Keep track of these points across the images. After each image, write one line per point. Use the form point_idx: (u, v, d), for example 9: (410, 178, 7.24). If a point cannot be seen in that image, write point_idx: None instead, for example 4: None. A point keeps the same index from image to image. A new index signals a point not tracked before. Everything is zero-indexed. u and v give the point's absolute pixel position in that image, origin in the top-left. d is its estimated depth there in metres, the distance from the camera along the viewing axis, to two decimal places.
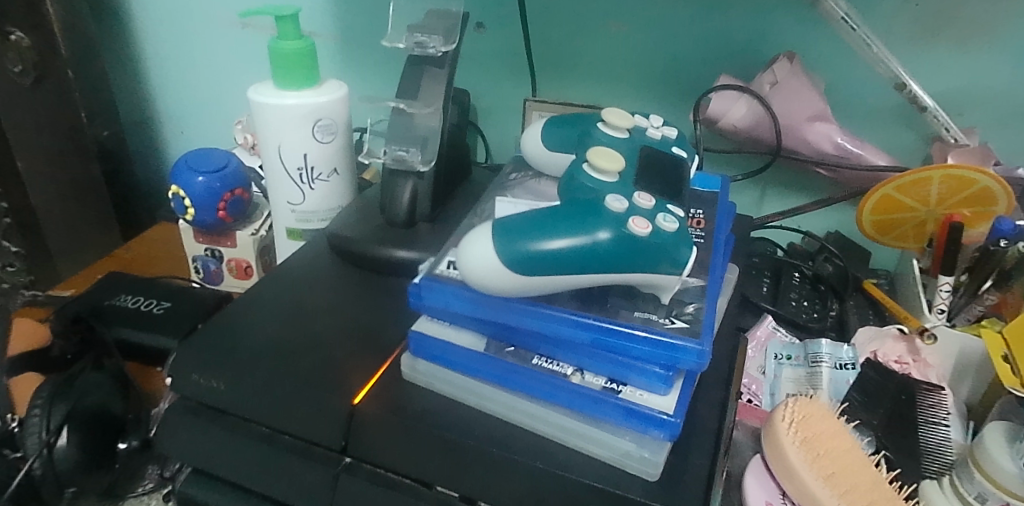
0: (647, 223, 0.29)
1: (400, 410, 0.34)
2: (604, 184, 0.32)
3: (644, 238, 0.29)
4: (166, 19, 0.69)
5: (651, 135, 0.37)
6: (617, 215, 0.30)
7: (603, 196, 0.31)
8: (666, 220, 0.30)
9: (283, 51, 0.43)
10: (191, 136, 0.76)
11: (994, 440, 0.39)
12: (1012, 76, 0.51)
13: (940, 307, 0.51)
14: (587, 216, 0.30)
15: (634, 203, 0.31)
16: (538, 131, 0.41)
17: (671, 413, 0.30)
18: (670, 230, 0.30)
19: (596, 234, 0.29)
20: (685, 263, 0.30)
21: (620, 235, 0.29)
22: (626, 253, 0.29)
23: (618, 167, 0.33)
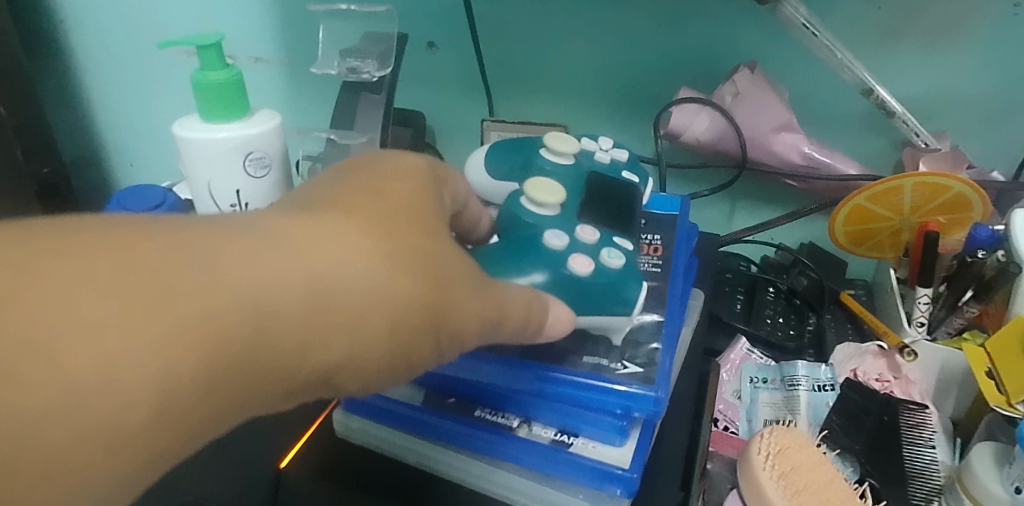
0: (589, 260, 0.27)
1: (333, 476, 0.31)
2: (545, 218, 0.29)
3: (586, 278, 0.27)
4: (105, 49, 0.66)
5: (599, 160, 0.35)
6: (557, 255, 0.27)
7: (542, 232, 0.28)
8: (612, 255, 0.28)
9: (206, 84, 0.40)
10: (139, 168, 0.73)
11: (982, 462, 0.37)
12: (979, 79, 0.49)
13: (919, 320, 0.48)
14: (523, 255, 0.28)
15: (577, 237, 0.28)
16: (481, 155, 0.38)
17: (627, 468, 0.28)
18: (615, 266, 0.28)
19: (530, 277, 0.27)
20: (635, 302, 0.28)
21: (558, 276, 0.27)
22: (566, 295, 0.27)
23: (559, 198, 0.29)
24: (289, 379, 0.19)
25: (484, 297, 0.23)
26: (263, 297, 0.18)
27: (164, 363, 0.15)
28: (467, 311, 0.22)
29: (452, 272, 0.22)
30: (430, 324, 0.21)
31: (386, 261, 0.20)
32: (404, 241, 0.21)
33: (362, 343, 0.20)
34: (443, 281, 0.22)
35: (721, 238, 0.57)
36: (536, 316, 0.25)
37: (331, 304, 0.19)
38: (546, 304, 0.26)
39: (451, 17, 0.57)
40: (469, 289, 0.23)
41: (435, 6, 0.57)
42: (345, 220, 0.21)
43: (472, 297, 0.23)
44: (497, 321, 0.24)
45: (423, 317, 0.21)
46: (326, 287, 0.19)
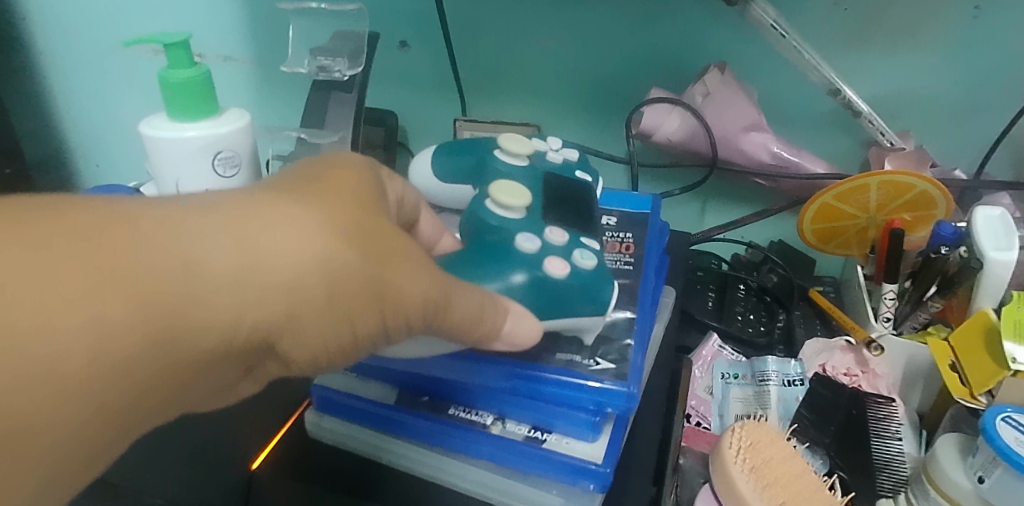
0: (563, 263, 0.28)
1: (304, 475, 0.31)
2: (512, 220, 0.29)
3: (563, 280, 0.27)
4: (69, 47, 0.65)
5: (552, 160, 0.35)
6: (530, 258, 0.27)
7: (511, 235, 0.28)
8: (583, 257, 0.28)
9: (174, 81, 0.39)
10: (105, 170, 0.71)
11: (946, 453, 0.38)
12: (941, 81, 0.50)
13: (885, 316, 0.49)
14: (496, 259, 0.28)
15: (546, 240, 0.28)
16: (428, 157, 0.38)
17: (600, 463, 0.28)
18: (588, 267, 0.28)
19: (513, 278, 0.27)
20: (609, 304, 0.28)
21: (535, 278, 0.27)
22: (545, 298, 0.27)
23: (525, 201, 0.30)
24: (235, 351, 0.20)
25: (433, 283, 0.23)
26: (201, 270, 0.18)
27: (96, 319, 0.16)
28: (413, 295, 0.23)
29: (398, 252, 0.23)
30: (373, 303, 0.22)
31: (324, 233, 0.21)
32: (344, 215, 0.22)
33: (299, 307, 0.20)
34: (384, 260, 0.22)
35: (693, 236, 0.58)
36: (489, 322, 0.25)
37: (270, 277, 0.19)
38: (506, 308, 0.26)
39: (423, 17, 0.57)
40: (414, 264, 0.23)
41: (409, 5, 0.57)
42: (288, 202, 0.21)
43: (419, 280, 0.23)
44: (444, 314, 0.24)
45: (366, 295, 0.22)
46: (264, 259, 0.19)
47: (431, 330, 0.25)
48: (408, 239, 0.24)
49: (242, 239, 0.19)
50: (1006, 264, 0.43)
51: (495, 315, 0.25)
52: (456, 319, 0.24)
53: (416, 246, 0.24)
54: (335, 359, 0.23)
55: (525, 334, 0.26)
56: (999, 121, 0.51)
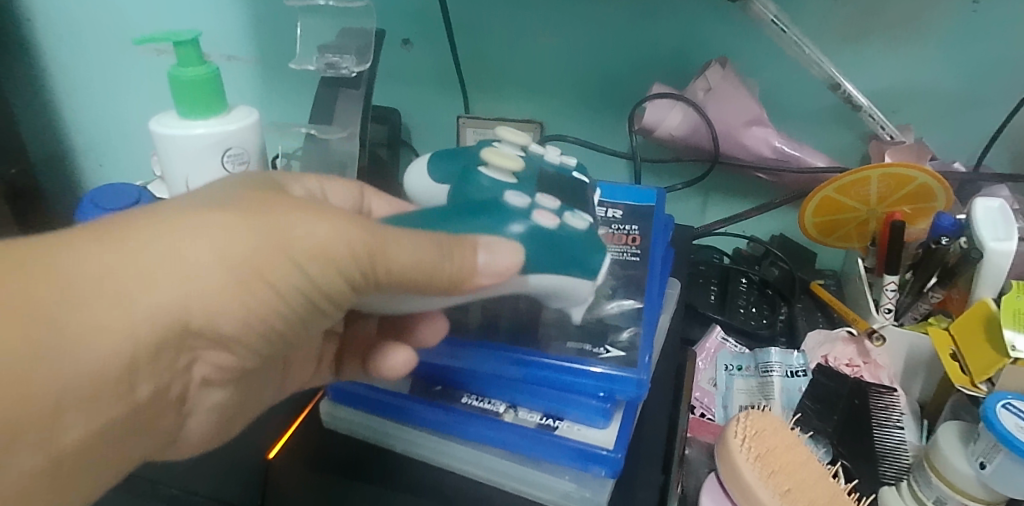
0: (553, 216, 0.28)
1: (318, 463, 0.31)
2: (504, 183, 0.30)
3: (554, 230, 0.28)
4: (73, 47, 0.65)
5: (547, 160, 0.33)
6: (521, 208, 0.28)
7: (503, 195, 0.29)
8: (575, 217, 0.29)
9: (184, 79, 0.40)
10: (109, 169, 0.72)
11: (948, 440, 0.39)
12: (939, 74, 0.51)
13: (887, 307, 0.50)
14: (488, 213, 0.28)
15: (537, 200, 0.29)
16: (423, 165, 0.35)
17: (611, 448, 0.29)
18: (579, 227, 0.29)
19: (512, 227, 0.27)
20: (598, 271, 0.30)
21: (531, 227, 0.27)
22: (536, 242, 0.27)
23: (515, 167, 0.31)
24: (175, 338, 0.22)
25: (346, 235, 0.23)
26: (97, 276, 0.20)
27: None
28: (325, 250, 0.23)
29: (292, 214, 0.23)
30: (288, 264, 0.22)
31: (204, 221, 0.22)
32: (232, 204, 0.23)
33: (195, 289, 0.21)
34: (288, 228, 0.23)
35: (695, 229, 0.58)
36: (444, 263, 0.25)
37: (158, 277, 0.20)
38: (470, 250, 0.25)
39: (426, 15, 0.57)
40: (315, 223, 0.23)
41: (413, 4, 0.57)
42: (188, 204, 0.23)
43: (328, 235, 0.23)
44: (371, 262, 0.24)
45: (277, 259, 0.22)
46: (157, 255, 0.21)
47: (372, 283, 0.25)
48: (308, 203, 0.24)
49: (135, 243, 0.21)
50: (1005, 254, 0.43)
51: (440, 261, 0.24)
52: (396, 266, 0.24)
53: (328, 206, 0.24)
54: (287, 322, 0.24)
55: (502, 267, 0.26)
56: (999, 113, 0.51)
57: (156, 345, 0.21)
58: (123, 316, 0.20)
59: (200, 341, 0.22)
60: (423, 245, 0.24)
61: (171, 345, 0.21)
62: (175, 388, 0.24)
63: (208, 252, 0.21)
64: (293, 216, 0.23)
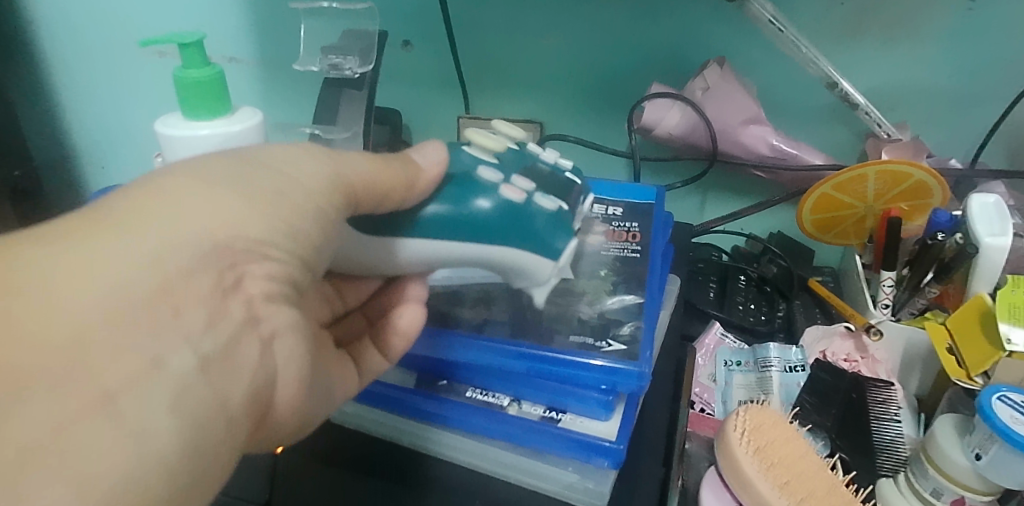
0: (521, 192, 0.29)
1: (326, 457, 0.32)
2: (483, 159, 0.30)
3: (518, 204, 0.29)
4: (76, 49, 0.66)
5: (543, 157, 0.32)
6: (490, 182, 0.29)
7: (476, 170, 0.30)
8: (545, 198, 0.30)
9: (188, 81, 0.40)
10: (112, 170, 0.72)
11: (944, 432, 0.39)
12: (935, 73, 0.51)
13: (884, 302, 0.50)
14: (457, 182, 0.29)
15: (510, 179, 0.30)
16: None
17: (614, 440, 0.30)
18: (548, 207, 0.30)
19: (479, 202, 0.29)
20: (562, 250, 0.31)
21: (496, 202, 0.29)
22: (494, 217, 0.29)
23: (500, 148, 0.31)
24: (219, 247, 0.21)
25: (310, 150, 0.25)
26: (102, 215, 0.19)
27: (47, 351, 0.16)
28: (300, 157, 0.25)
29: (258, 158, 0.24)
30: (277, 170, 0.24)
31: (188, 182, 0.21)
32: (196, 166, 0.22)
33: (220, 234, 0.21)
34: (260, 150, 0.25)
35: (694, 227, 0.59)
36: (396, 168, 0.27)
37: (178, 231, 0.20)
38: (406, 158, 0.28)
39: (427, 16, 0.58)
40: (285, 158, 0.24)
41: (413, 6, 0.58)
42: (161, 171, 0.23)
43: (297, 150, 0.25)
44: (343, 162, 0.26)
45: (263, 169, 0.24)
46: (156, 197, 0.20)
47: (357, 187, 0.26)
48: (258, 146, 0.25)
49: (126, 190, 0.21)
50: (1000, 250, 0.44)
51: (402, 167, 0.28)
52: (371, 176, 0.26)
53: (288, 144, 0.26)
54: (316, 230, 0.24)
55: (434, 163, 0.29)
56: (994, 110, 0.52)
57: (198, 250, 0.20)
58: (161, 261, 0.19)
59: (242, 253, 0.21)
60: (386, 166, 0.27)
61: (214, 259, 0.20)
62: (237, 307, 0.21)
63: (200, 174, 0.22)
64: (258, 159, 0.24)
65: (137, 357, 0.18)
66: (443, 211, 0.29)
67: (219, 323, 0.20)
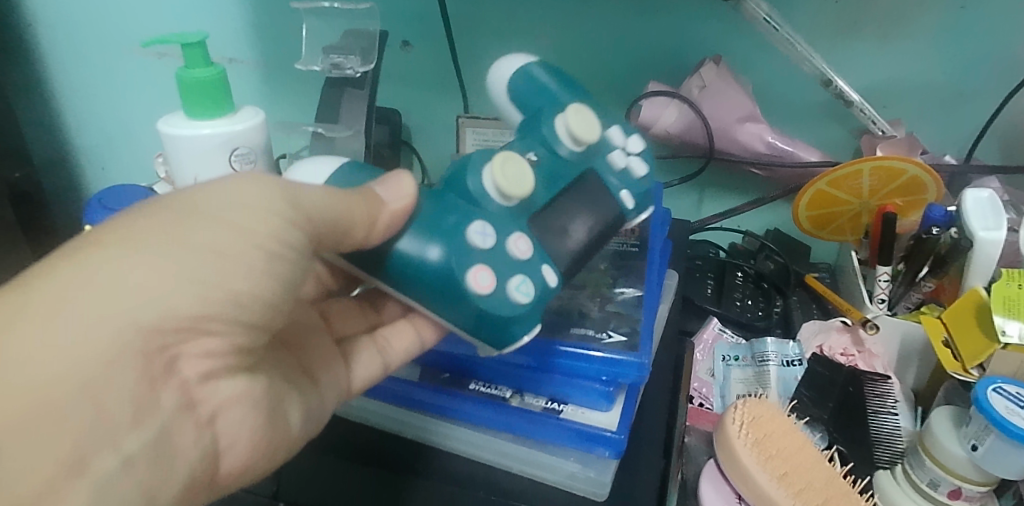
0: (491, 282, 0.26)
1: (329, 448, 0.33)
2: (494, 205, 0.29)
3: (478, 297, 0.25)
4: (75, 52, 0.66)
5: (610, 162, 0.33)
6: (467, 245, 0.26)
7: (472, 221, 0.27)
8: (520, 290, 0.26)
9: (192, 80, 0.41)
10: (111, 172, 0.72)
11: (941, 424, 0.39)
12: (927, 71, 0.52)
13: (880, 297, 0.50)
14: (436, 226, 0.27)
15: (500, 247, 0.27)
16: None
17: (615, 430, 0.31)
18: (516, 301, 0.26)
19: (428, 252, 0.26)
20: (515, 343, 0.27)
21: (451, 279, 0.25)
22: (446, 294, 0.26)
23: (520, 195, 0.29)
24: (151, 331, 0.21)
25: (264, 191, 0.23)
26: (28, 301, 0.19)
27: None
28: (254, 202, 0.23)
29: (205, 211, 0.22)
30: (221, 222, 0.22)
31: (121, 255, 0.20)
32: (133, 231, 0.21)
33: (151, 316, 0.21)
34: (208, 193, 0.23)
35: (691, 224, 0.60)
36: (362, 207, 0.25)
37: (104, 322, 0.20)
38: (371, 193, 0.26)
39: (426, 17, 0.59)
40: (235, 207, 0.22)
41: (411, 6, 0.58)
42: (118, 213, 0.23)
43: (251, 192, 0.23)
44: (298, 210, 0.23)
45: (206, 222, 0.22)
46: (87, 277, 0.20)
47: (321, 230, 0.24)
48: (211, 188, 0.23)
49: (60, 261, 0.20)
50: (994, 243, 0.44)
51: (378, 203, 0.26)
52: (344, 216, 0.24)
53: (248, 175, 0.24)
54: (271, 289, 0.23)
55: (404, 197, 0.27)
56: (988, 106, 0.53)
57: (128, 338, 0.20)
58: (85, 354, 0.19)
59: (178, 335, 0.22)
60: (355, 205, 0.25)
61: (143, 351, 0.21)
62: (169, 394, 0.23)
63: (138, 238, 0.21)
64: (205, 212, 0.22)
65: (59, 460, 0.19)
66: (407, 252, 0.26)
67: (149, 416, 0.22)
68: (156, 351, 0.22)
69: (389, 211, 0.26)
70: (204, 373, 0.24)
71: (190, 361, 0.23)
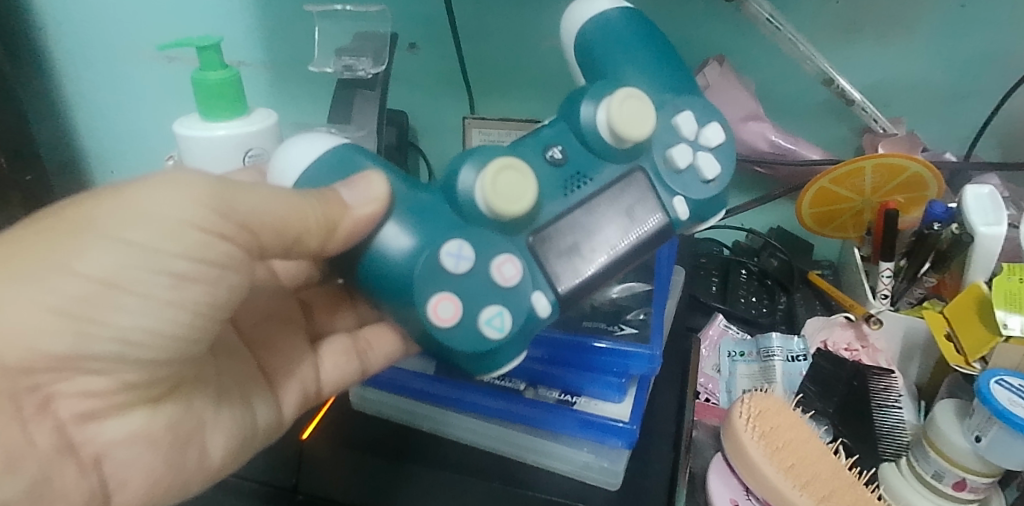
0: (453, 315, 0.25)
1: (350, 443, 0.35)
2: (481, 218, 0.27)
3: (437, 329, 0.25)
4: (85, 56, 0.67)
5: (662, 162, 0.29)
6: (437, 268, 0.25)
7: (449, 237, 0.26)
8: (492, 323, 0.26)
9: (207, 82, 0.42)
10: (120, 175, 0.74)
11: (944, 416, 0.40)
12: (928, 70, 0.53)
13: (883, 293, 0.51)
14: (417, 232, 0.26)
15: (474, 270, 0.26)
16: (582, 40, 0.34)
17: (628, 421, 0.32)
18: (480, 335, 0.26)
19: (393, 251, 0.26)
20: (479, 366, 0.27)
21: (414, 303, 0.25)
22: (412, 318, 0.26)
23: (514, 213, 0.26)
24: (21, 372, 0.23)
25: (158, 203, 0.23)
26: None
27: None
28: (147, 216, 0.23)
29: (90, 228, 0.23)
30: (108, 245, 0.22)
31: (11, 281, 0.22)
32: (24, 252, 0.23)
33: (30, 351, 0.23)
34: (98, 206, 0.23)
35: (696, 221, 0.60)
36: (307, 211, 0.25)
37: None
38: (334, 196, 0.25)
39: (433, 19, 0.59)
40: (121, 221, 0.23)
41: (419, 8, 0.59)
42: (38, 212, 0.25)
43: (153, 199, 0.23)
44: (200, 221, 0.23)
45: (89, 242, 0.22)
46: None
47: (243, 244, 0.25)
48: (101, 199, 0.23)
49: None
50: (995, 239, 0.45)
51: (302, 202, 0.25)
52: (260, 218, 0.24)
53: (170, 171, 0.24)
54: (165, 325, 0.25)
55: (371, 202, 0.26)
56: (987, 104, 0.54)
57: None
58: None
59: (52, 374, 0.24)
60: (281, 206, 0.24)
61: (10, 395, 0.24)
62: (44, 437, 0.25)
63: (25, 264, 0.22)
64: (93, 228, 0.22)
65: None
66: (386, 257, 0.26)
67: (23, 461, 0.24)
68: (28, 390, 0.24)
69: (327, 212, 0.25)
70: (82, 413, 0.26)
71: (67, 400, 0.25)
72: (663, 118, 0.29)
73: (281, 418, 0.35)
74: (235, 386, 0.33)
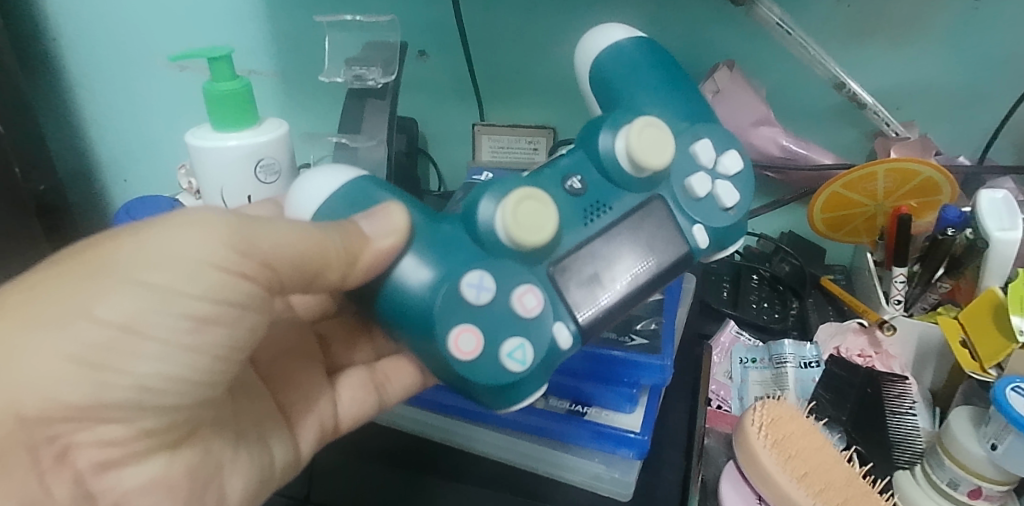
0: (474, 348, 0.25)
1: (360, 455, 0.36)
2: (502, 249, 0.27)
3: (459, 362, 0.25)
4: (98, 67, 0.68)
5: (682, 192, 0.29)
6: (457, 300, 0.25)
7: (471, 269, 0.26)
8: (514, 356, 0.26)
9: (218, 93, 0.42)
10: (133, 183, 0.74)
11: (960, 423, 0.40)
12: (940, 73, 0.52)
13: (896, 298, 0.51)
14: (439, 262, 0.26)
15: (495, 302, 0.26)
16: (597, 65, 0.34)
17: (639, 431, 0.33)
18: (502, 368, 0.26)
19: (413, 284, 0.26)
20: (500, 402, 0.27)
21: (436, 337, 0.25)
22: (430, 350, 0.26)
23: (536, 244, 0.26)
24: (38, 422, 0.23)
25: (179, 245, 0.23)
26: None
27: None
28: (168, 257, 0.23)
29: (109, 271, 0.23)
30: (128, 289, 0.23)
31: (29, 327, 0.23)
32: (43, 296, 0.23)
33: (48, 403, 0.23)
34: (116, 249, 0.23)
35: None
36: (327, 244, 0.25)
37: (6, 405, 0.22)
38: (354, 228, 0.25)
39: (443, 26, 0.59)
40: (142, 263, 0.23)
41: (429, 15, 0.59)
42: (54, 254, 0.25)
43: (176, 241, 0.23)
44: (220, 260, 0.24)
45: (109, 286, 0.23)
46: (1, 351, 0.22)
47: (263, 281, 0.25)
48: (121, 242, 0.23)
49: None
50: (1010, 243, 0.44)
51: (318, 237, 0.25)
52: (278, 253, 0.25)
53: (187, 211, 0.24)
54: (182, 369, 0.25)
55: (391, 234, 0.26)
56: (1000, 107, 0.53)
57: (14, 427, 0.23)
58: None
59: (71, 424, 0.24)
60: (298, 241, 0.25)
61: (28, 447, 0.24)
62: (61, 488, 0.25)
63: (43, 310, 0.23)
64: (113, 271, 0.23)
65: None
66: (401, 286, 0.26)
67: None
68: (45, 441, 0.24)
69: (346, 246, 0.25)
70: (101, 462, 0.26)
71: (85, 450, 0.25)
72: (682, 147, 0.29)
73: (298, 455, 0.34)
74: (255, 420, 0.33)
